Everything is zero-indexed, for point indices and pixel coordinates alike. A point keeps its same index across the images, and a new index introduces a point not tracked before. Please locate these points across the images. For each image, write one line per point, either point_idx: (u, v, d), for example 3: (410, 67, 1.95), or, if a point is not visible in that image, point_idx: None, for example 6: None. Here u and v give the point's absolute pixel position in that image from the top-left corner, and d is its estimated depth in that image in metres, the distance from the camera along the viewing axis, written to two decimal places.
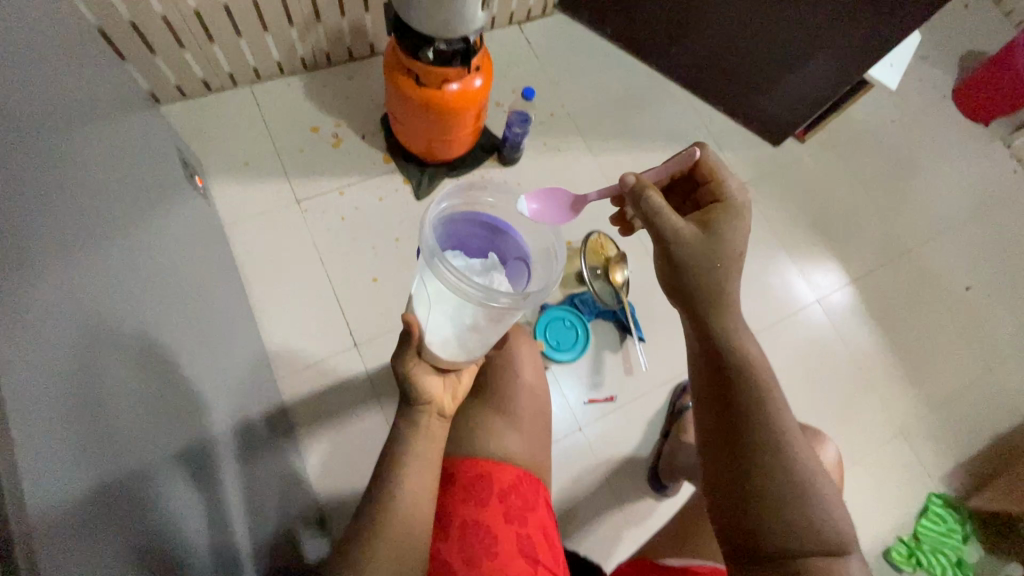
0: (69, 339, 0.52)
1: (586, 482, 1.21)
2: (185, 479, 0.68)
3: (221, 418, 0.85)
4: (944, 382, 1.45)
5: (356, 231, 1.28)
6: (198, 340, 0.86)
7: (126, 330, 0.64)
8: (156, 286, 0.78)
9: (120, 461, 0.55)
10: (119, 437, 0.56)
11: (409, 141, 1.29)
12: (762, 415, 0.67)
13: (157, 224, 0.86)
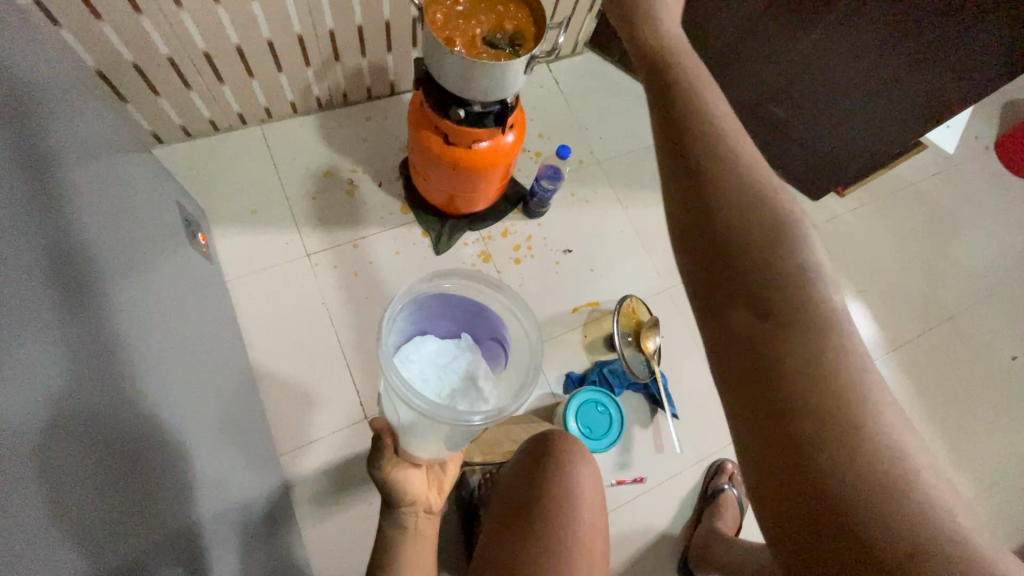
0: (62, 377, 0.48)
1: (612, 573, 1.10)
2: (180, 552, 0.62)
3: (220, 525, 0.75)
4: (990, 461, 1.36)
5: (370, 288, 1.19)
6: (198, 437, 0.77)
7: (131, 389, 0.59)
8: (161, 383, 0.69)
9: (104, 507, 0.49)
10: (102, 478, 0.50)
11: (431, 193, 1.20)
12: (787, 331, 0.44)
13: (154, 304, 0.77)
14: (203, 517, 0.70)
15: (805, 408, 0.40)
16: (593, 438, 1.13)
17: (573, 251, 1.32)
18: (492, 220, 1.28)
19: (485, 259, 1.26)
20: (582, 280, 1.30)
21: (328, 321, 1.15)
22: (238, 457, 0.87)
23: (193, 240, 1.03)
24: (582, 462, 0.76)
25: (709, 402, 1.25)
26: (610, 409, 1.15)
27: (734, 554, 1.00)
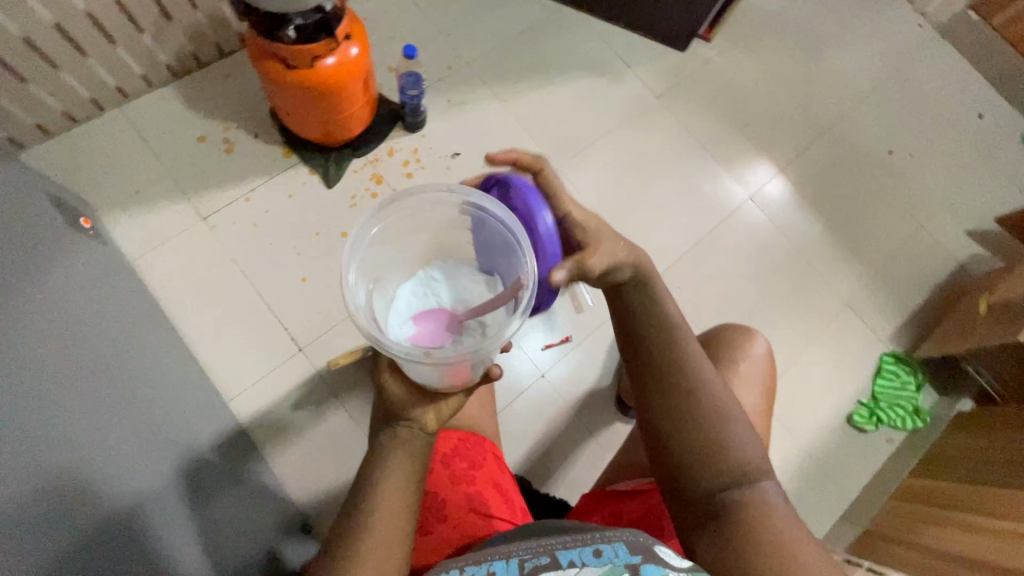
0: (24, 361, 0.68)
1: (558, 424, 1.22)
2: (177, 493, 0.82)
3: (162, 468, 0.82)
4: (880, 248, 1.50)
5: (273, 234, 1.23)
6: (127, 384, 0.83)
7: (93, 367, 0.79)
8: (84, 348, 0.80)
9: (86, 459, 0.69)
10: (90, 443, 0.70)
11: (304, 129, 1.22)
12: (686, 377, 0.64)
13: (55, 275, 0.81)
14: (137, 444, 0.78)
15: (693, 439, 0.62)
16: None
17: (461, 153, 1.36)
18: (374, 143, 1.32)
19: (377, 181, 1.30)
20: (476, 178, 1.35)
21: (241, 274, 1.20)
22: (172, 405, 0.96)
23: (76, 225, 1.02)
24: None
25: None
26: None
27: None
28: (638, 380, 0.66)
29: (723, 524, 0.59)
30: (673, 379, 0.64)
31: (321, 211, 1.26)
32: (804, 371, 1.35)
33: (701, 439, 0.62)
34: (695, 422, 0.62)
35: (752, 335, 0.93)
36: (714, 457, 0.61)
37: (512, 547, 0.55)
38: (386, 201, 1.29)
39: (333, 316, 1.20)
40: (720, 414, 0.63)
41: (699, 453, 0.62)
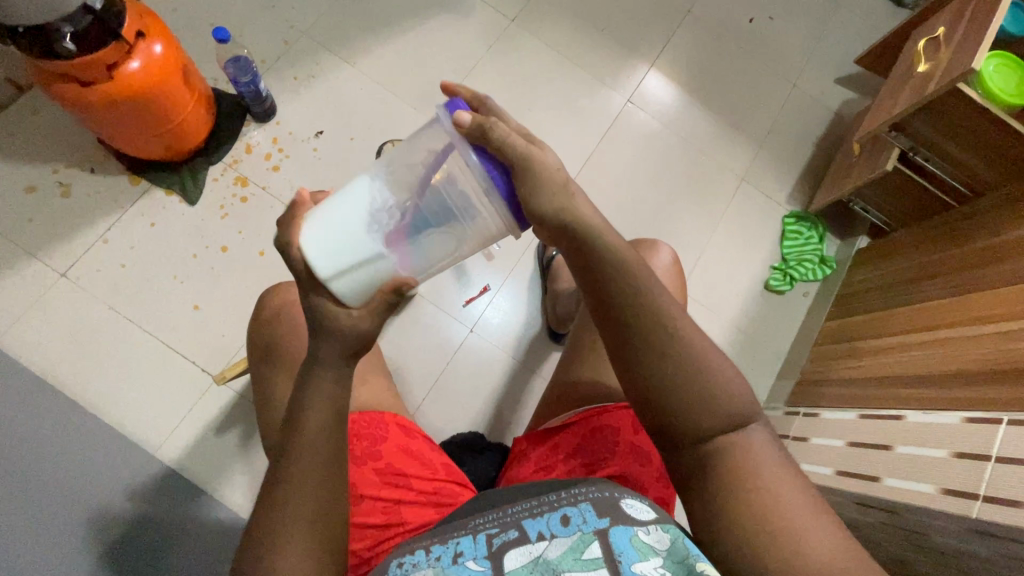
0: None
1: (500, 373, 1.22)
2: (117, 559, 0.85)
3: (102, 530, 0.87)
4: (762, 117, 1.53)
5: (147, 270, 1.14)
6: None
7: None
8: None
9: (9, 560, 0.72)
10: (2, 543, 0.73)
11: (141, 151, 1.10)
12: (684, 367, 0.56)
13: None
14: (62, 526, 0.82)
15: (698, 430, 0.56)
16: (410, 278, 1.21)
17: (324, 131, 1.27)
18: (228, 144, 1.21)
19: (243, 183, 1.21)
20: (348, 153, 1.28)
21: (125, 321, 1.11)
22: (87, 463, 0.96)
23: None
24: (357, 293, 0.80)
25: None
26: None
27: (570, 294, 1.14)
28: (612, 342, 0.59)
29: (720, 486, 0.56)
30: (648, 334, 0.57)
31: (193, 231, 1.17)
32: (716, 253, 1.40)
33: (688, 398, 0.56)
34: (680, 380, 0.56)
35: (653, 244, 0.75)
36: (702, 418, 0.56)
37: (475, 524, 0.61)
38: (260, 202, 1.21)
39: (239, 335, 1.14)
40: (704, 370, 0.56)
41: (690, 416, 0.56)
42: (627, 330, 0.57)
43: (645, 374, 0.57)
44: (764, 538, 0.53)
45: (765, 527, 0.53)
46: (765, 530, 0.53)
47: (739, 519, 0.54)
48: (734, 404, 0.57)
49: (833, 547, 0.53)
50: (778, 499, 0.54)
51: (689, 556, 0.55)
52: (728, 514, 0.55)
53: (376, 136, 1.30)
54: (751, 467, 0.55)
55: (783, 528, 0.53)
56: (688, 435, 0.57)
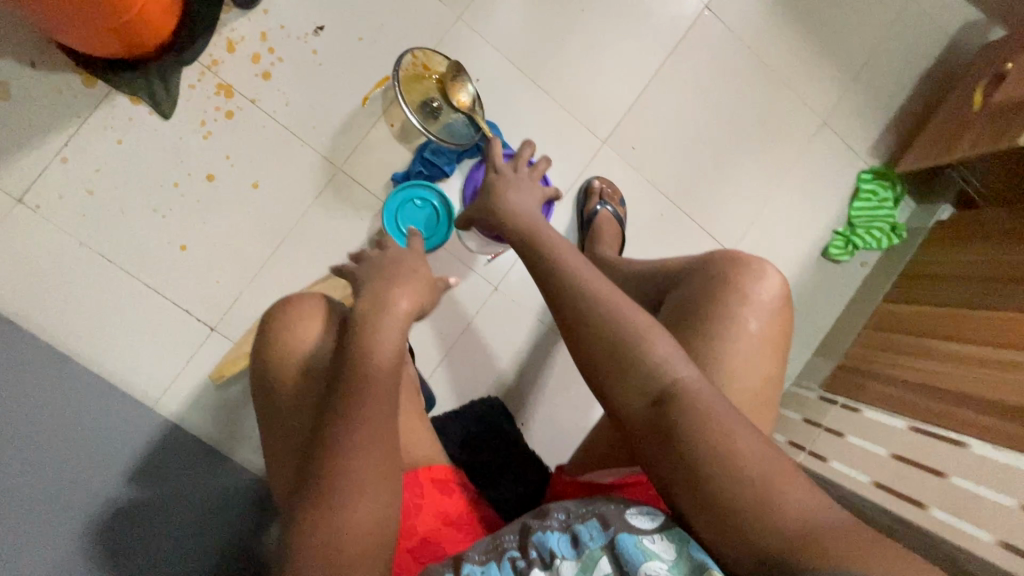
0: None
1: (523, 336, 1.12)
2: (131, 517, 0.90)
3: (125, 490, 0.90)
4: (864, 38, 1.23)
5: (120, 200, 0.96)
6: None
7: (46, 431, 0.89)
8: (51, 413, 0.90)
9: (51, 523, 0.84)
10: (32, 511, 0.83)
11: (92, 45, 0.85)
12: (610, 332, 0.56)
13: None
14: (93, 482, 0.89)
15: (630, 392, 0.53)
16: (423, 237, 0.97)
17: (325, 26, 1.01)
18: (203, 37, 0.95)
19: (227, 93, 0.98)
20: (356, 61, 1.02)
21: (102, 260, 0.96)
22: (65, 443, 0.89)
23: None
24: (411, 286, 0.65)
25: (556, 127, 1.11)
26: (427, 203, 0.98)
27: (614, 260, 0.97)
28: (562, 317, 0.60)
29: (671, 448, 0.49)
30: (587, 300, 0.59)
31: (169, 155, 0.97)
32: (776, 211, 1.22)
33: (624, 353, 0.54)
34: (613, 337, 0.55)
35: (765, 266, 0.67)
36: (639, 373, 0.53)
37: (493, 545, 0.53)
38: (249, 119, 0.99)
39: (236, 281, 1.01)
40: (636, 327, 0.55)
41: (624, 374, 0.53)
42: (572, 309, 0.60)
43: (582, 334, 0.57)
44: (730, 509, 0.45)
45: (732, 497, 0.45)
46: (729, 503, 0.45)
47: (709, 495, 0.46)
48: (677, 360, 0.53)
49: (817, 521, 0.43)
50: (737, 461, 0.46)
51: (697, 565, 0.46)
52: (687, 481, 0.47)
53: (389, 38, 1.03)
54: (706, 423, 0.48)
55: (754, 502, 0.45)
56: (627, 394, 0.53)
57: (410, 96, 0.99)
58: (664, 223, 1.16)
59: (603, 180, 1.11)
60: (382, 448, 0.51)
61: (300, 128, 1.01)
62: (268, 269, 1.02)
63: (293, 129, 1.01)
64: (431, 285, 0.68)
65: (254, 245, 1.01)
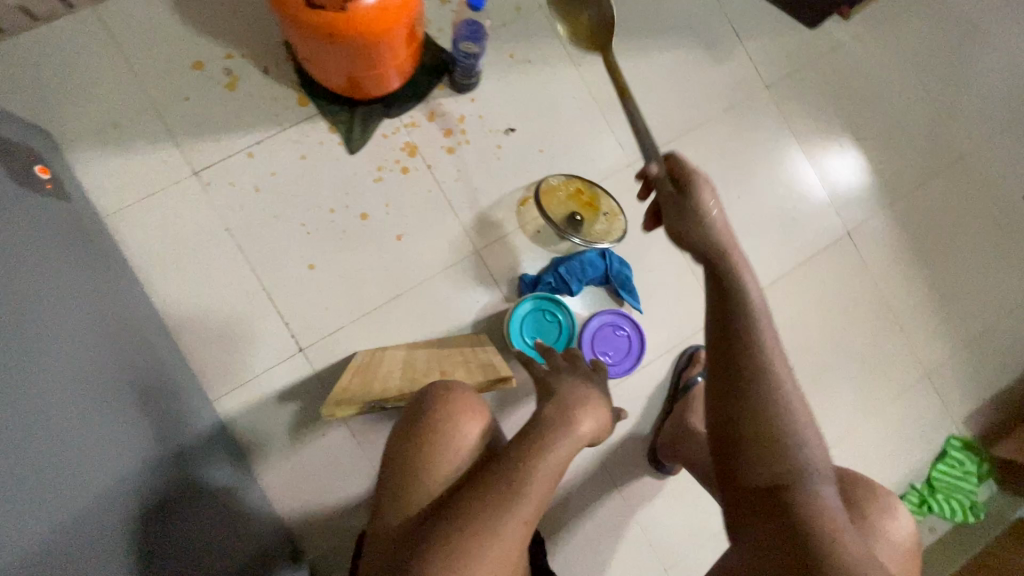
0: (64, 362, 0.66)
1: (582, 473, 1.08)
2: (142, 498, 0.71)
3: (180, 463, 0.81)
4: (983, 314, 1.27)
5: (279, 205, 1.01)
6: (91, 403, 0.68)
7: (93, 351, 0.73)
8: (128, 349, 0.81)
9: (105, 469, 0.66)
10: (92, 435, 0.65)
11: (326, 77, 0.95)
12: (760, 390, 0.54)
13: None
14: (121, 433, 0.71)
15: (757, 447, 0.53)
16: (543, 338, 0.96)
17: (516, 129, 1.11)
18: (412, 101, 1.05)
19: (411, 151, 1.06)
20: (530, 167, 1.11)
21: (236, 250, 0.99)
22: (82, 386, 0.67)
23: (31, 177, 0.79)
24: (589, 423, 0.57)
25: (680, 286, 1.15)
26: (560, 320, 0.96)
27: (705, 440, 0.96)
28: (716, 370, 0.56)
29: (790, 520, 0.50)
30: (755, 359, 0.55)
31: (340, 183, 1.03)
32: (861, 443, 1.20)
33: (774, 422, 0.53)
34: (773, 409, 0.54)
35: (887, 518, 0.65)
36: (780, 449, 0.53)
37: None
38: (419, 180, 1.06)
39: (342, 315, 1.02)
40: (792, 410, 0.54)
41: (764, 445, 0.53)
42: (733, 360, 0.55)
43: (726, 388, 0.55)
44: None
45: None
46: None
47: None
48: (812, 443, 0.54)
49: None
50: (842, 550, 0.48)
51: None
52: (794, 552, 0.49)
53: (565, 159, 1.12)
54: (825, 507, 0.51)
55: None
56: (758, 459, 0.53)
57: (557, 213, 1.04)
58: None
59: None
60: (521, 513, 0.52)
61: (459, 204, 1.08)
62: (375, 314, 1.03)
63: (452, 202, 1.07)
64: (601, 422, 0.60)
65: (374, 288, 1.04)
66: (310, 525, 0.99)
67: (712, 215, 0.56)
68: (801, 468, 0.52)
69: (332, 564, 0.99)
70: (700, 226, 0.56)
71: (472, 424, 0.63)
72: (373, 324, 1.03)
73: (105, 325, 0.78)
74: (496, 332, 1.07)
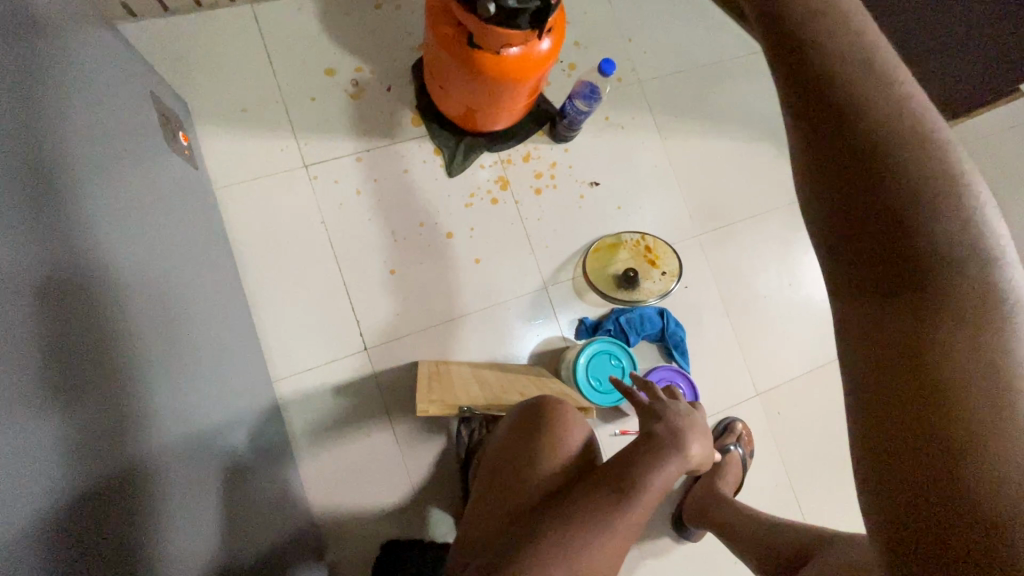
0: (53, 285, 0.47)
1: None
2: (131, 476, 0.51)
3: (243, 433, 0.82)
4: None
5: (373, 210, 1.08)
6: (189, 356, 0.70)
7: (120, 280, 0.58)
8: (199, 308, 0.78)
9: (92, 425, 0.48)
10: (80, 379, 0.47)
11: (447, 104, 1.04)
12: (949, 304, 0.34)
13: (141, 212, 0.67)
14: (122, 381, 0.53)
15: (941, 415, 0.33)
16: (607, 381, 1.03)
17: (600, 184, 1.19)
18: (512, 141, 1.14)
19: (503, 185, 1.14)
20: (606, 220, 1.18)
21: (327, 243, 1.05)
22: (83, 313, 0.50)
23: (170, 138, 0.85)
24: (705, 448, 0.66)
25: (725, 357, 1.20)
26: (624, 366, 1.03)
27: (741, 511, 0.97)
28: (857, 257, 0.37)
29: (955, 488, 0.32)
30: (919, 225, 0.35)
31: (433, 201, 1.10)
32: None
33: (947, 334, 0.34)
34: (945, 328, 0.34)
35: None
36: (939, 374, 0.34)
37: None
38: (505, 212, 1.13)
39: (411, 322, 1.06)
40: (977, 285, 0.34)
41: (908, 350, 0.35)
42: (902, 256, 0.35)
43: (896, 320, 0.36)
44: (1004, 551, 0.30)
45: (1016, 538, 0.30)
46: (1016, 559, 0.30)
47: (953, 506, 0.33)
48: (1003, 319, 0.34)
49: None
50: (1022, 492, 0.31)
51: None
52: (953, 520, 0.32)
53: (638, 218, 1.20)
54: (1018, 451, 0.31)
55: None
56: (906, 420, 0.34)
57: (614, 266, 1.15)
58: (777, 492, 1.17)
59: (744, 424, 1.16)
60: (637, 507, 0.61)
61: (536, 241, 1.14)
62: (441, 328, 1.07)
63: (530, 238, 1.14)
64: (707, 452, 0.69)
65: (445, 303, 1.08)
66: (338, 522, 0.99)
67: (834, 43, 0.38)
68: (989, 415, 0.32)
69: (350, 566, 0.98)
70: (843, 64, 0.37)
71: (572, 434, 0.71)
72: (438, 337, 1.07)
73: (85, 265, 0.53)
74: (549, 366, 1.11)
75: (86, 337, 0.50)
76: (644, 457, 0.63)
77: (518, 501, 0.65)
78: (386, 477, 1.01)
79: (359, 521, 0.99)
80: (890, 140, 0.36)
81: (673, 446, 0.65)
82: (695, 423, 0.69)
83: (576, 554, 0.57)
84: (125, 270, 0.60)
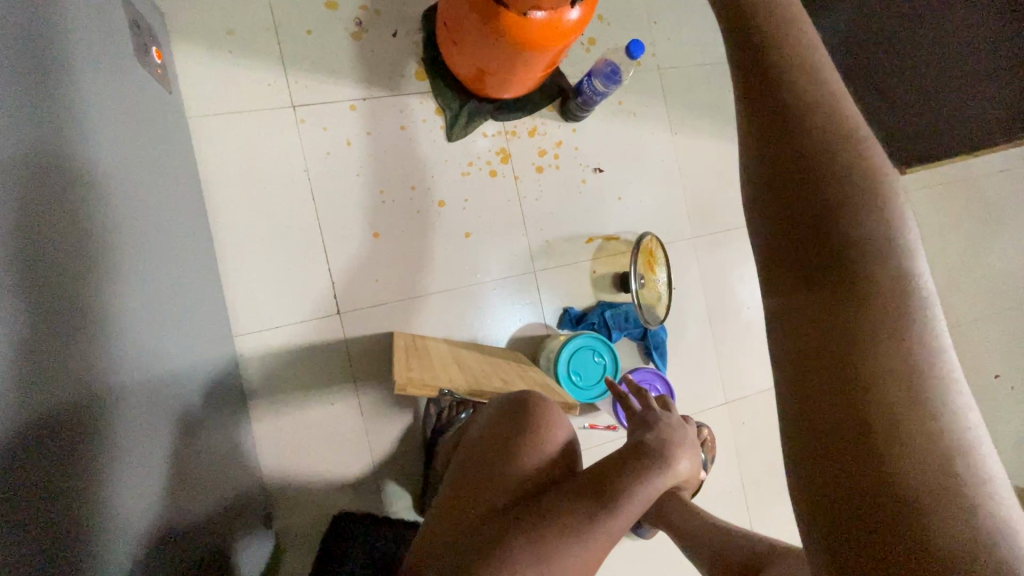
0: (15, 207, 0.41)
1: None
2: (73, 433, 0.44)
3: (197, 387, 0.75)
4: None
5: (363, 164, 1.00)
6: (150, 300, 0.62)
7: (82, 212, 0.50)
8: (164, 245, 0.70)
9: (43, 372, 0.42)
10: (34, 320, 0.41)
11: (458, 63, 0.96)
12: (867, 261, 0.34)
13: (108, 137, 0.58)
14: (75, 331, 0.46)
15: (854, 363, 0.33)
16: (588, 374, 1.01)
17: (604, 171, 1.14)
18: (520, 111, 1.07)
19: (503, 157, 1.07)
20: (605, 210, 1.14)
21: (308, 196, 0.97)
22: (43, 247, 0.44)
23: (143, 49, 0.75)
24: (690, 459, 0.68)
25: (701, 361, 1.20)
26: (607, 360, 1.02)
27: (703, 517, 0.91)
28: (783, 235, 0.37)
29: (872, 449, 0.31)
30: (854, 259, 0.34)
31: (428, 164, 1.03)
32: None
33: (883, 360, 0.32)
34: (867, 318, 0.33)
35: None
36: (859, 374, 0.32)
37: None
38: (504, 186, 1.07)
39: (391, 289, 1.00)
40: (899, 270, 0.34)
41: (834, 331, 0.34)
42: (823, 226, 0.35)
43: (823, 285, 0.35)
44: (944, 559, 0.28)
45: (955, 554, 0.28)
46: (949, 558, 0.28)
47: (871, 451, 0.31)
48: (932, 332, 0.33)
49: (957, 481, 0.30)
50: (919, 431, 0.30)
51: None
52: (890, 523, 0.30)
53: (639, 212, 1.16)
54: (939, 445, 0.30)
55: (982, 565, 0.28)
56: (848, 445, 0.32)
57: None
58: (728, 499, 1.19)
59: (710, 430, 1.13)
60: (625, 516, 0.59)
61: (531, 222, 1.09)
62: (422, 301, 1.02)
63: (525, 219, 1.09)
64: (691, 462, 0.71)
65: (429, 274, 1.03)
66: (290, 489, 0.94)
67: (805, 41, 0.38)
68: (928, 434, 0.30)
69: (298, 534, 0.94)
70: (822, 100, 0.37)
71: (557, 433, 0.70)
72: (417, 309, 1.02)
73: (41, 188, 0.45)
74: (527, 352, 1.08)
75: (43, 275, 0.44)
76: (636, 465, 0.62)
77: (500, 496, 0.62)
78: (344, 448, 0.97)
79: (314, 489, 0.95)
80: (847, 182, 0.35)
81: (667, 461, 0.65)
82: (685, 436, 0.72)
83: (560, 555, 0.55)
84: (96, 204, 0.52)
